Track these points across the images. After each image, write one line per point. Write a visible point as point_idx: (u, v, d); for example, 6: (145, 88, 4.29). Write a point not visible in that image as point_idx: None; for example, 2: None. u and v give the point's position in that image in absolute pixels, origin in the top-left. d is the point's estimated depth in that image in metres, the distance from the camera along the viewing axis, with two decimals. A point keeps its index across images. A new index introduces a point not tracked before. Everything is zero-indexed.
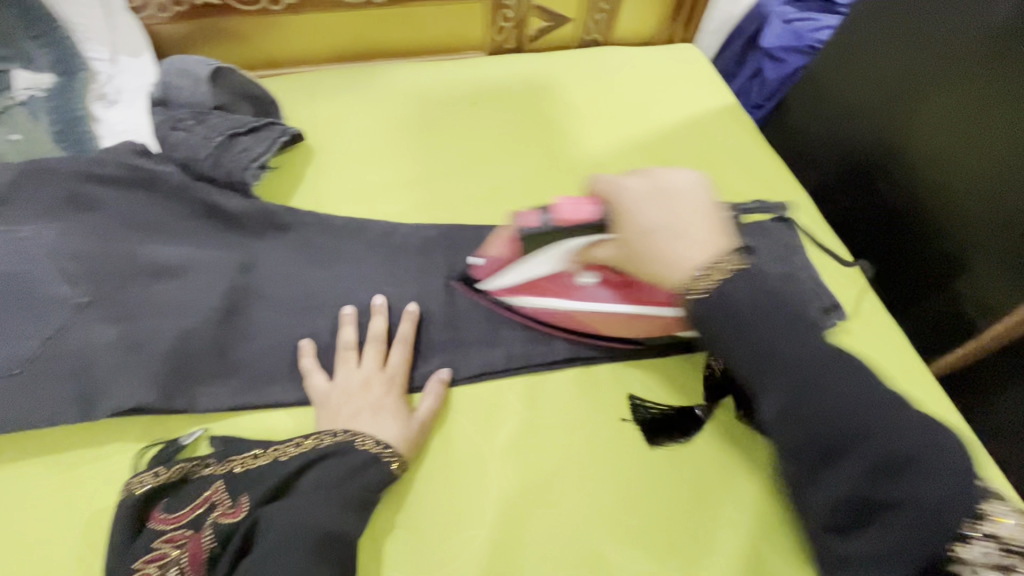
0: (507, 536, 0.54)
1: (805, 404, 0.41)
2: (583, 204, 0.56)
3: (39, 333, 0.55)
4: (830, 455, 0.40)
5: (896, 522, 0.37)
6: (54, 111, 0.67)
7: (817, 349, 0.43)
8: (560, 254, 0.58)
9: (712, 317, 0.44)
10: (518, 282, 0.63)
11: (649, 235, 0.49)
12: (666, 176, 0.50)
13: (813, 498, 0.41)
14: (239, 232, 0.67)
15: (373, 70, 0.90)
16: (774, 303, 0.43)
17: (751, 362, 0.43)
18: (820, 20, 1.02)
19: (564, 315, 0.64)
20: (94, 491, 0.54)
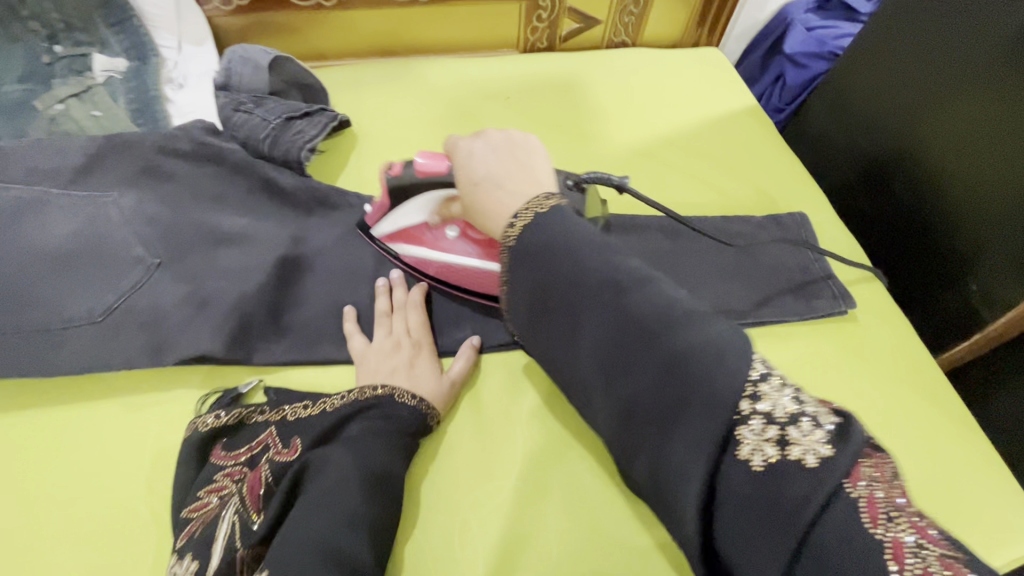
0: (530, 488, 0.59)
1: (609, 321, 0.42)
2: (431, 157, 0.61)
3: (116, 287, 0.61)
4: (625, 363, 0.41)
5: (688, 429, 0.37)
6: (130, 92, 0.74)
7: (612, 266, 0.44)
8: (429, 203, 0.64)
9: (525, 263, 0.47)
10: (395, 231, 0.67)
11: (473, 185, 0.54)
12: (513, 137, 0.56)
13: (632, 416, 0.40)
14: (291, 207, 0.72)
15: (414, 64, 0.96)
16: (585, 238, 0.46)
17: (568, 289, 0.44)
18: (841, 29, 1.07)
19: (428, 265, 0.67)
20: (162, 429, 0.60)
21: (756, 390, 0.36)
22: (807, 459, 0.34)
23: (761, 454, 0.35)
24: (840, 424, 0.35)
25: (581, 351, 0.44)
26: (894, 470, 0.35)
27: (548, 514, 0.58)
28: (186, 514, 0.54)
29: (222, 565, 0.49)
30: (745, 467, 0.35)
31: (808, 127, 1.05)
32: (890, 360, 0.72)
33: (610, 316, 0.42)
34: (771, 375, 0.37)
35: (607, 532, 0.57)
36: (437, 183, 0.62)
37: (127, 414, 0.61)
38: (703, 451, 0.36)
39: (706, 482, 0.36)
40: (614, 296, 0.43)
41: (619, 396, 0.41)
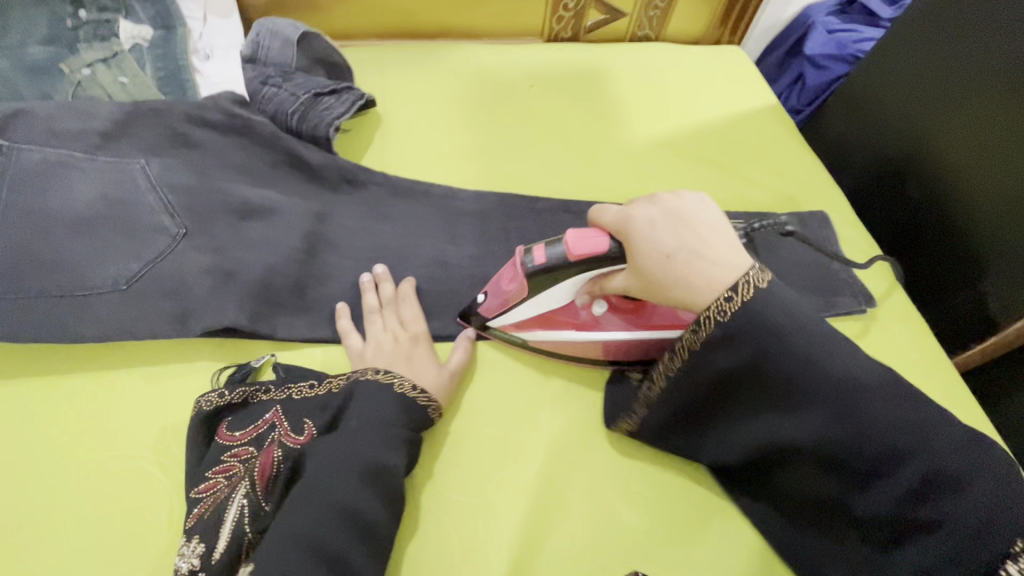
0: (553, 472, 0.59)
1: (837, 427, 0.46)
2: (586, 238, 0.53)
3: (141, 255, 0.60)
4: (875, 475, 0.46)
5: (934, 543, 0.43)
6: (157, 59, 0.73)
7: (856, 365, 0.46)
8: (575, 287, 0.59)
9: (734, 350, 0.47)
10: (533, 316, 0.62)
11: (667, 261, 0.49)
12: (675, 204, 0.52)
13: (850, 508, 0.48)
14: (318, 184, 0.72)
15: (439, 48, 0.95)
16: (820, 328, 0.46)
17: (801, 391, 0.47)
18: (861, 32, 1.07)
19: (567, 345, 0.64)
20: (181, 401, 0.59)
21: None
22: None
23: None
24: None
25: (805, 446, 0.48)
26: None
27: (570, 501, 0.58)
28: (195, 494, 0.51)
29: (230, 549, 0.48)
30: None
31: (823, 130, 1.06)
32: (906, 362, 0.73)
33: (838, 423, 0.46)
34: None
35: (628, 521, 0.57)
36: (591, 265, 0.54)
37: (147, 384, 0.59)
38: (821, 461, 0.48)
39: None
40: (849, 400, 0.45)
41: (848, 491, 0.48)
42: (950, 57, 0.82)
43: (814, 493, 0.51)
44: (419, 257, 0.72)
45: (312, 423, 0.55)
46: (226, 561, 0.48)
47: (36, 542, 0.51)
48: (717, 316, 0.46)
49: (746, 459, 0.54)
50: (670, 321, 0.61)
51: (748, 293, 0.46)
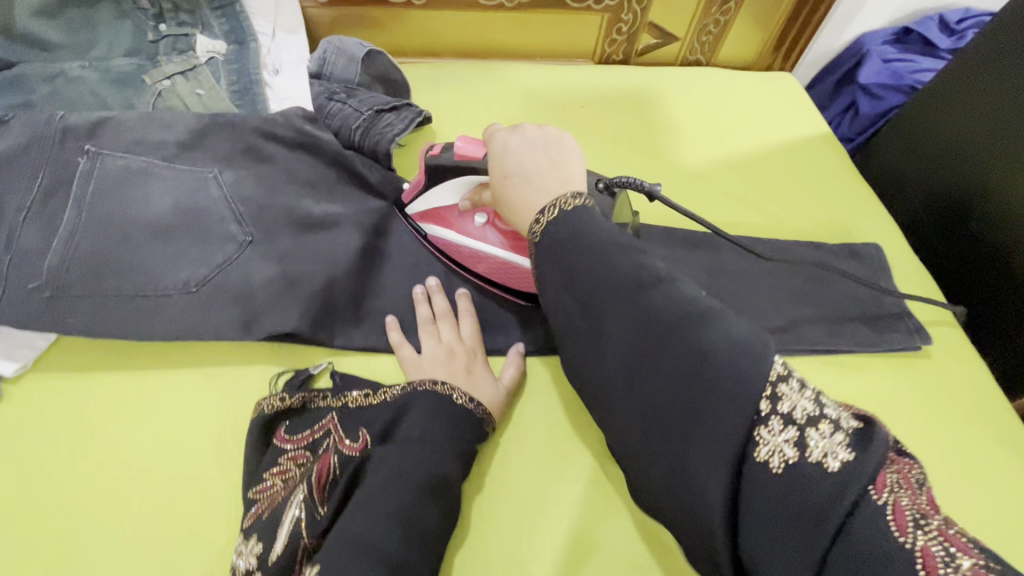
0: (599, 495, 0.59)
1: (623, 336, 0.40)
2: (471, 142, 0.60)
3: (210, 261, 0.63)
4: (656, 375, 0.38)
5: (704, 437, 0.35)
6: (232, 73, 0.77)
7: (635, 263, 0.41)
8: (460, 186, 0.64)
9: (546, 260, 0.44)
10: (427, 210, 0.69)
11: (507, 179, 0.52)
12: (544, 130, 0.54)
13: (646, 440, 0.38)
14: (376, 197, 0.74)
15: (491, 67, 0.97)
16: (612, 235, 0.43)
17: (599, 298, 0.41)
18: (918, 62, 1.06)
19: (449, 245, 0.68)
20: (242, 403, 0.61)
21: (777, 391, 0.34)
22: (789, 459, 0.32)
23: (781, 454, 0.33)
24: (857, 427, 0.32)
25: (606, 358, 0.41)
26: (921, 476, 0.32)
27: (615, 526, 0.57)
28: (253, 494, 0.54)
29: (286, 552, 0.49)
30: (762, 468, 0.33)
31: (880, 161, 1.04)
32: (959, 401, 0.71)
33: (628, 321, 0.40)
34: (792, 376, 0.34)
35: (673, 551, 0.56)
36: (469, 169, 0.61)
37: (210, 385, 0.62)
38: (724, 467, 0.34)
39: (726, 489, 0.34)
40: (633, 293, 0.40)
41: (647, 416, 0.38)
42: (1011, 93, 0.81)
43: (615, 435, 0.41)
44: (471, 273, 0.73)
45: (367, 431, 0.57)
46: (282, 564, 0.49)
47: (107, 531, 0.54)
48: (529, 236, 0.46)
49: (613, 447, 0.43)
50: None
51: (550, 216, 0.45)
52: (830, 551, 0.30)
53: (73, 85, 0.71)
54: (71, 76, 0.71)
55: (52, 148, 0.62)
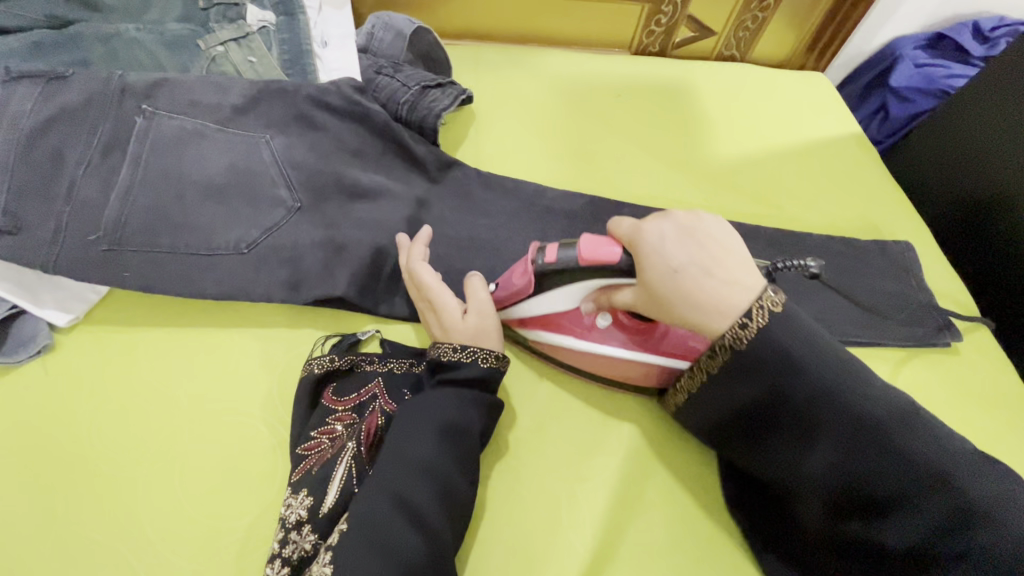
0: (635, 467, 0.61)
1: (849, 463, 0.47)
2: (603, 246, 0.52)
3: (261, 224, 0.64)
4: (883, 499, 0.46)
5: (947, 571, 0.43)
6: (282, 43, 0.78)
7: (880, 402, 0.46)
8: (580, 293, 0.57)
9: (753, 376, 0.49)
10: (537, 318, 0.62)
11: (675, 275, 0.48)
12: (689, 218, 0.50)
13: (871, 542, 0.48)
14: (419, 172, 0.76)
15: (531, 51, 0.99)
16: (842, 363, 0.48)
17: (822, 422, 0.48)
18: (951, 67, 1.06)
19: (569, 352, 0.63)
20: (288, 362, 0.62)
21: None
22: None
23: None
24: None
25: (815, 467, 0.49)
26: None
27: (647, 495, 0.59)
28: (302, 450, 0.55)
29: (337, 505, 0.52)
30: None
31: (909, 162, 1.06)
32: (985, 399, 0.72)
33: (850, 450, 0.47)
34: None
35: (700, 523, 0.59)
36: (602, 273, 0.53)
37: (255, 343, 0.63)
38: (918, 518, 0.44)
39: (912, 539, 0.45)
40: (877, 437, 0.45)
41: (861, 524, 0.48)
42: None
43: (821, 524, 0.51)
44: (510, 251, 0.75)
45: (411, 394, 0.59)
46: (332, 517, 0.52)
47: (159, 481, 0.56)
48: (733, 344, 0.48)
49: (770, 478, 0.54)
50: (675, 347, 0.58)
51: (763, 323, 0.47)
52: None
53: (134, 48, 0.72)
54: (126, 37, 0.72)
55: (112, 106, 0.64)
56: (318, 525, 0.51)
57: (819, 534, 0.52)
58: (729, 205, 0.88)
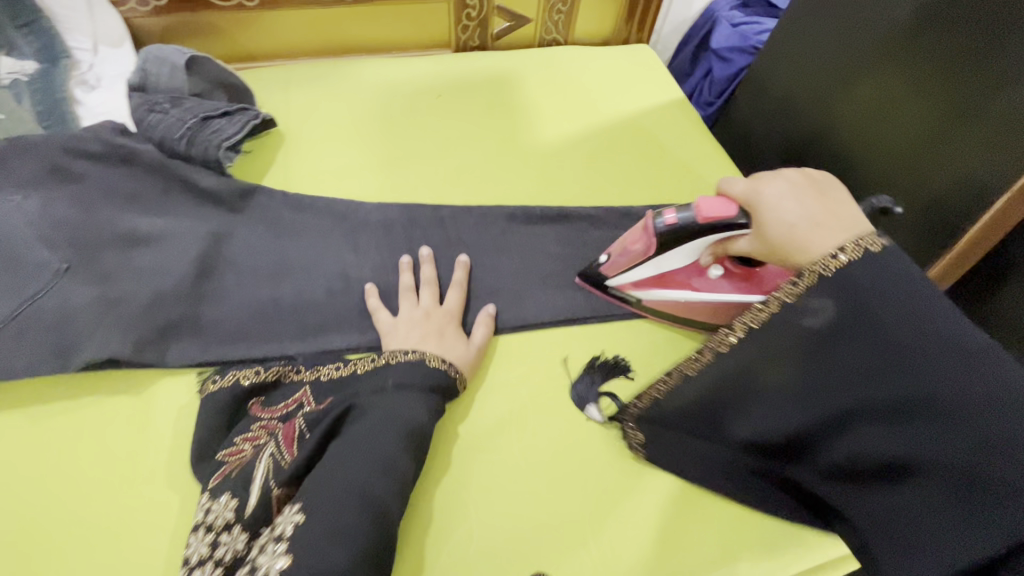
0: (455, 475, 0.60)
1: (918, 386, 0.44)
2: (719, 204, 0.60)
3: (19, 293, 0.60)
4: (932, 432, 0.43)
5: (987, 487, 0.41)
6: (36, 94, 0.73)
7: (957, 330, 0.44)
8: (695, 249, 0.64)
9: (823, 303, 0.48)
10: (652, 276, 0.69)
11: (792, 228, 0.54)
12: (801, 178, 0.57)
13: (897, 469, 0.45)
14: (214, 207, 0.72)
15: (343, 63, 0.96)
16: (923, 294, 0.46)
17: (886, 344, 0.45)
18: (762, 23, 1.10)
19: (677, 304, 0.70)
20: (68, 436, 0.58)
21: None
22: None
23: None
24: None
25: (867, 400, 0.47)
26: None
27: (471, 505, 0.59)
28: (222, 455, 0.56)
29: (261, 504, 0.53)
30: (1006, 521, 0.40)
31: (737, 123, 1.08)
32: None
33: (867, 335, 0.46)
34: None
35: (545, 521, 0.59)
36: (716, 230, 0.61)
37: (32, 423, 0.58)
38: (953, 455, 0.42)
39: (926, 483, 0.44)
40: (963, 359, 0.43)
41: (896, 446, 0.45)
42: (823, 43, 0.86)
43: (863, 458, 0.47)
44: (322, 271, 0.72)
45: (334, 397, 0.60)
46: (259, 514, 0.53)
47: None
48: (822, 271, 0.48)
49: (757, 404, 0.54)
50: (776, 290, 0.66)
51: (858, 253, 0.47)
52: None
53: None
54: None
55: None
56: (246, 522, 0.52)
57: (849, 476, 0.49)
58: (555, 188, 0.88)
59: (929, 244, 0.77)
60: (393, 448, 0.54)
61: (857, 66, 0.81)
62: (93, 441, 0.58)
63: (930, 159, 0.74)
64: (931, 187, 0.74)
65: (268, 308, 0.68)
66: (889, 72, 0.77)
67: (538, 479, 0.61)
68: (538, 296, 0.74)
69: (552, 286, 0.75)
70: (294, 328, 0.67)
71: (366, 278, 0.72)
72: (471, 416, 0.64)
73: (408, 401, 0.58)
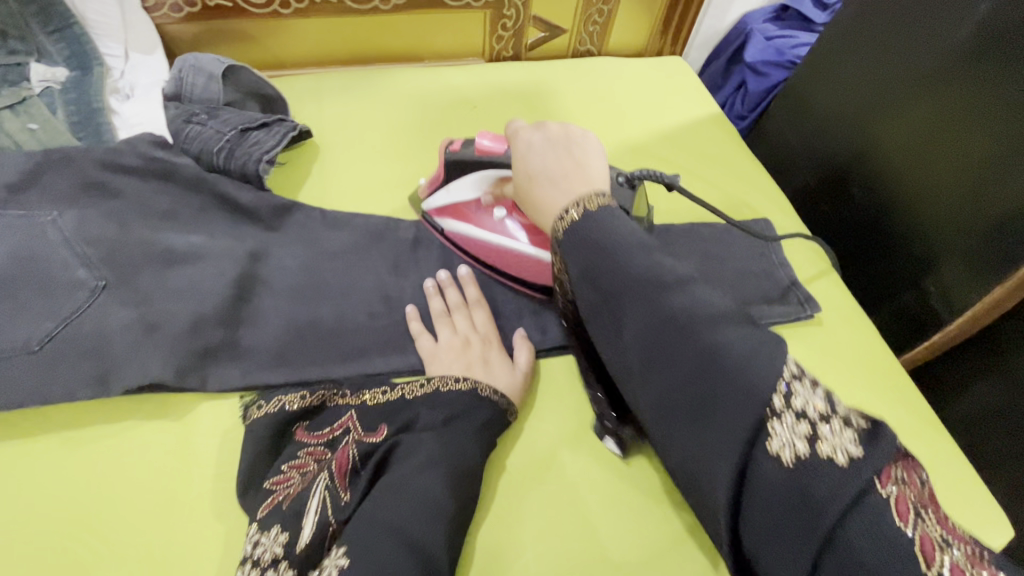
0: (510, 510, 0.58)
1: (676, 366, 0.39)
2: (493, 141, 0.64)
3: (57, 314, 0.57)
4: (700, 416, 0.38)
5: (726, 417, 0.37)
6: (70, 102, 0.71)
7: (692, 298, 0.41)
8: (482, 182, 0.67)
9: (570, 271, 0.46)
10: (448, 205, 0.71)
11: (534, 180, 0.54)
12: (560, 131, 0.57)
13: (699, 481, 0.39)
14: (251, 224, 0.70)
15: (375, 72, 0.93)
16: (641, 239, 0.44)
17: (631, 289, 0.42)
18: (798, 38, 1.09)
19: (470, 240, 0.71)
20: (105, 466, 0.55)
21: (792, 388, 0.37)
22: (803, 450, 0.35)
23: (792, 447, 0.35)
24: (868, 428, 0.35)
25: (651, 397, 0.41)
26: (919, 470, 0.35)
27: (526, 541, 0.57)
28: (270, 485, 0.54)
29: (315, 538, 0.50)
30: (778, 463, 0.35)
31: (771, 139, 1.06)
32: (865, 362, 0.72)
33: (666, 353, 0.40)
34: (805, 376, 0.38)
35: (606, 553, 0.56)
36: (490, 163, 0.65)
37: (68, 450, 0.56)
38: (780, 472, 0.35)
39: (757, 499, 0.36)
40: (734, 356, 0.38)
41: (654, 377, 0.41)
42: (875, 59, 0.83)
43: (678, 466, 0.40)
44: (362, 290, 0.69)
45: (385, 424, 0.57)
46: (311, 549, 0.50)
47: None
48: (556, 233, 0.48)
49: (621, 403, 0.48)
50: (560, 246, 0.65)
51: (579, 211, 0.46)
52: (823, 551, 0.33)
53: None
54: None
55: None
56: (295, 559, 0.49)
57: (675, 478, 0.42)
58: None
59: (984, 275, 0.73)
60: (440, 492, 0.51)
61: (919, 82, 0.78)
62: (131, 468, 0.55)
63: (985, 185, 0.71)
64: (991, 213, 0.71)
65: (308, 330, 0.65)
66: (955, 86, 0.73)
67: (593, 512, 0.58)
68: None
69: None
70: (335, 351, 0.65)
71: (407, 299, 0.70)
72: (526, 444, 0.62)
73: (456, 437, 0.55)
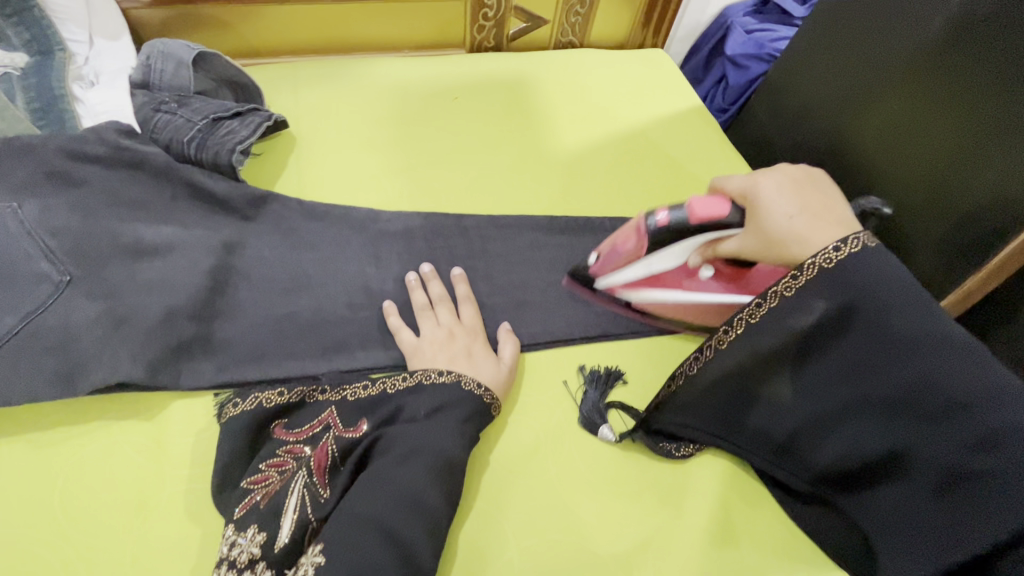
0: (492, 504, 0.57)
1: (907, 398, 0.46)
2: (708, 202, 0.57)
3: (17, 309, 0.54)
4: (931, 435, 0.45)
5: (951, 447, 0.44)
6: (31, 90, 0.67)
7: (915, 336, 0.46)
8: (687, 247, 0.61)
9: (810, 300, 0.48)
10: (642, 277, 0.66)
11: (790, 224, 0.52)
12: (794, 172, 0.56)
13: (902, 506, 0.47)
14: (225, 215, 0.68)
15: (353, 61, 0.91)
16: (902, 283, 0.47)
17: (871, 334, 0.47)
18: (777, 31, 1.09)
19: (671, 306, 0.67)
20: (72, 468, 0.53)
21: None
22: None
23: None
24: None
25: (838, 439, 0.50)
26: None
27: (507, 537, 0.56)
28: (246, 484, 0.52)
29: (294, 537, 0.49)
30: None
31: (749, 131, 1.07)
32: None
33: (886, 391, 0.47)
34: None
35: (588, 547, 0.56)
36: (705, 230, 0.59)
37: (33, 452, 0.53)
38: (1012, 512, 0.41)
39: None
40: (969, 362, 0.44)
41: (898, 436, 0.47)
42: (849, 54, 0.85)
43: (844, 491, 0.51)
44: (342, 282, 0.68)
45: (365, 420, 0.56)
46: (289, 549, 0.49)
47: None
48: (824, 264, 0.48)
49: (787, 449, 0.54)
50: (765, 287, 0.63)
51: (858, 246, 0.47)
52: None
53: None
54: None
55: None
56: (273, 559, 0.48)
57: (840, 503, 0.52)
58: (579, 195, 0.84)
59: (958, 264, 0.74)
60: (424, 485, 0.50)
61: (892, 77, 0.79)
62: (101, 469, 0.53)
63: (955, 177, 0.73)
64: (962, 204, 0.72)
65: (287, 323, 0.64)
66: (925, 81, 0.75)
67: (576, 506, 0.58)
68: (568, 310, 0.71)
69: (581, 300, 0.72)
70: (315, 345, 0.63)
71: (389, 292, 0.69)
72: (509, 437, 0.61)
73: (440, 429, 0.54)
